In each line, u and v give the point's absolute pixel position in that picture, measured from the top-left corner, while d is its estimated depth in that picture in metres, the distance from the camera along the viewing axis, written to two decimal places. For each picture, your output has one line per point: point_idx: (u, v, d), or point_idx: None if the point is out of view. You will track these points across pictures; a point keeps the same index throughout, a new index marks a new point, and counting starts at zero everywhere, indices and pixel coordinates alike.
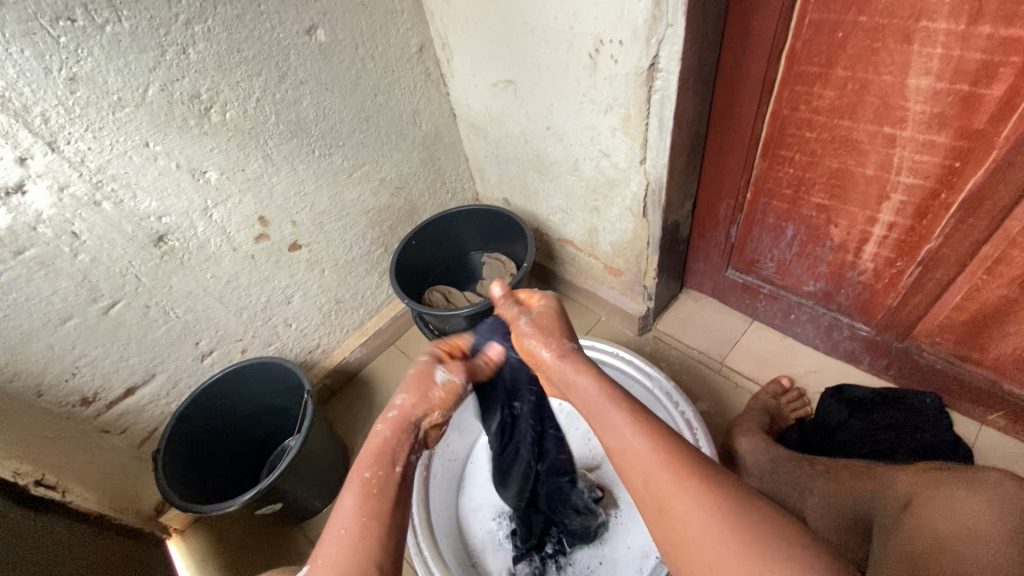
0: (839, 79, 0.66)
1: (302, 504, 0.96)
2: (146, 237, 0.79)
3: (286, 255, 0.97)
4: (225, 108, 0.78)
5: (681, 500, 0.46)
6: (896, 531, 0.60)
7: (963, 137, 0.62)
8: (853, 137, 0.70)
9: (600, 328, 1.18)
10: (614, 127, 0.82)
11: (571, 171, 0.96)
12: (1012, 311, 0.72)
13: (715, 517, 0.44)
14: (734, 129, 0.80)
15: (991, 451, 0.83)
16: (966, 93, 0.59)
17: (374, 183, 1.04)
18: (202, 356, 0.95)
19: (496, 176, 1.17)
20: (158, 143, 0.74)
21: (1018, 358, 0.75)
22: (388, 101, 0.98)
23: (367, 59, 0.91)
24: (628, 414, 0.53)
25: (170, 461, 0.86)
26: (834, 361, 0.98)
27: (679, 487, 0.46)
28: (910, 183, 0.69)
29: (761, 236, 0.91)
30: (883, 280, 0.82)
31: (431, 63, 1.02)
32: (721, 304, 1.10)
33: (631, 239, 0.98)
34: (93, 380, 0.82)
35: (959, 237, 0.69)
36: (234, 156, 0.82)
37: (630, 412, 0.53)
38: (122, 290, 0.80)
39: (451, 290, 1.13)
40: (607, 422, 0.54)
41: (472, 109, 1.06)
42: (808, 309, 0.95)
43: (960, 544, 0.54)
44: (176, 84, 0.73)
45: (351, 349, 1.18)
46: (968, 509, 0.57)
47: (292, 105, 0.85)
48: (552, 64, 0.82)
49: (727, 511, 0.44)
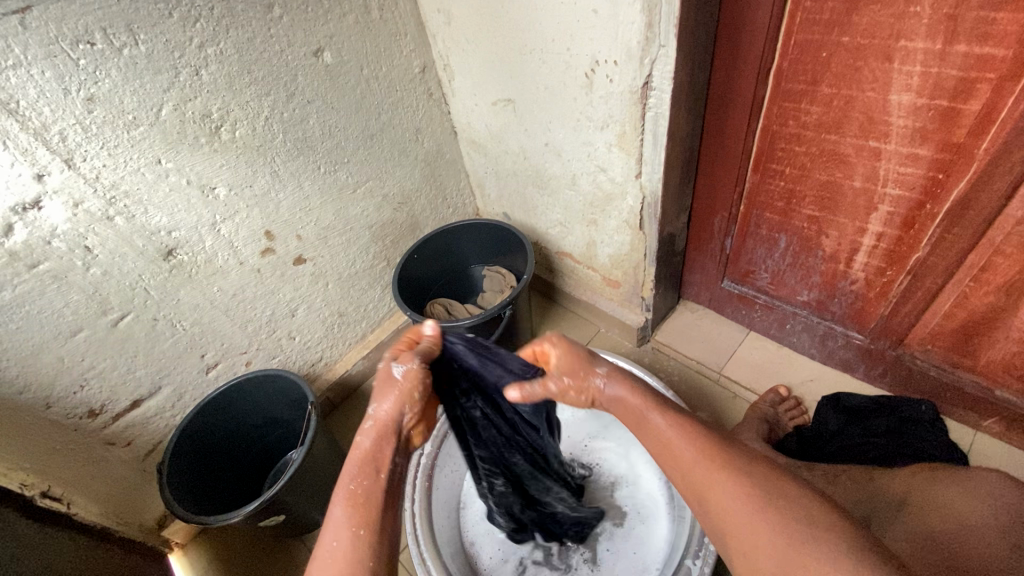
0: (825, 95, 0.69)
1: (304, 516, 0.97)
2: (156, 251, 0.81)
3: (290, 269, 0.99)
4: (235, 127, 0.81)
5: (733, 491, 0.48)
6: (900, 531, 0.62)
7: (945, 150, 0.64)
8: (840, 151, 0.72)
9: (599, 340, 1.19)
10: (610, 143, 0.85)
11: (569, 186, 0.99)
12: (1001, 318, 0.73)
13: (757, 507, 0.47)
14: (726, 144, 0.83)
15: (985, 458, 0.84)
16: (946, 108, 0.61)
17: (377, 199, 1.07)
18: (208, 369, 0.96)
19: (496, 192, 1.19)
20: (170, 160, 0.77)
21: (1010, 364, 0.77)
22: (391, 119, 1.01)
23: (372, 80, 0.95)
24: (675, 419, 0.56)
25: (174, 474, 0.87)
26: (830, 370, 1.00)
27: (716, 478, 0.49)
28: (896, 195, 0.72)
29: (755, 247, 0.94)
30: (874, 289, 0.84)
31: (433, 83, 1.06)
32: (718, 315, 1.12)
33: (628, 251, 1.00)
34: (100, 392, 0.83)
35: (945, 245, 0.71)
36: (243, 172, 0.85)
37: (665, 413, 0.56)
38: (131, 303, 0.81)
39: (453, 303, 1.14)
40: (647, 423, 0.57)
41: (473, 127, 1.09)
42: (803, 319, 0.97)
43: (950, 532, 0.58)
44: (188, 104, 0.75)
45: (353, 362, 1.18)
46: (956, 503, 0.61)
47: (300, 124, 0.88)
48: (550, 83, 0.85)
49: (766, 503, 0.47)
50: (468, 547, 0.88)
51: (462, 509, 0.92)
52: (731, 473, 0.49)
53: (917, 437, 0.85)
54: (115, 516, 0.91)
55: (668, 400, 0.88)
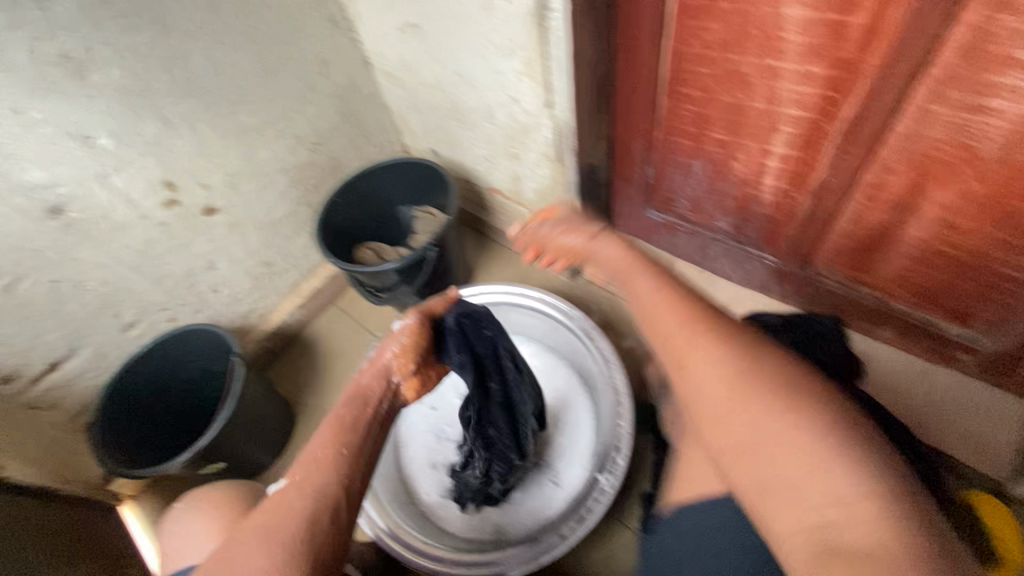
0: (723, 12, 0.66)
1: (247, 459, 1.00)
2: (41, 210, 0.77)
3: (201, 220, 0.95)
4: (106, 68, 0.74)
5: (762, 421, 0.46)
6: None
7: (836, 67, 0.63)
8: (742, 71, 0.71)
9: (534, 275, 1.20)
10: (518, 71, 0.81)
11: (487, 118, 0.95)
12: (892, 234, 0.76)
13: (770, 428, 0.45)
14: (636, 67, 0.80)
15: (880, 364, 0.91)
16: (835, 22, 0.60)
17: (288, 140, 1.01)
18: (128, 327, 0.94)
19: (419, 127, 1.14)
20: (35, 110, 0.71)
21: (901, 277, 0.81)
22: (292, 52, 0.94)
23: (261, 8, 0.87)
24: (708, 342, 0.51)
25: (106, 434, 0.88)
26: (748, 291, 1.04)
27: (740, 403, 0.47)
28: (795, 115, 0.71)
29: (673, 174, 0.93)
30: (782, 211, 0.85)
31: (335, 9, 0.97)
32: (648, 244, 1.14)
33: (550, 184, 0.99)
34: (9, 358, 0.82)
35: (841, 164, 0.72)
36: (126, 119, 0.79)
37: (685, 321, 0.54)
38: (25, 266, 0.78)
39: (382, 247, 1.12)
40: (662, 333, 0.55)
41: (385, 57, 1.02)
42: (722, 244, 0.99)
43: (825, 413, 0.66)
44: (43, 44, 0.68)
45: (289, 310, 1.17)
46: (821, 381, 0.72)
47: (183, 61, 0.81)
48: (450, 6, 0.79)
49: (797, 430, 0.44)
50: (409, 480, 0.91)
51: (401, 450, 0.94)
52: (749, 392, 0.47)
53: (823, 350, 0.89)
54: (55, 476, 0.92)
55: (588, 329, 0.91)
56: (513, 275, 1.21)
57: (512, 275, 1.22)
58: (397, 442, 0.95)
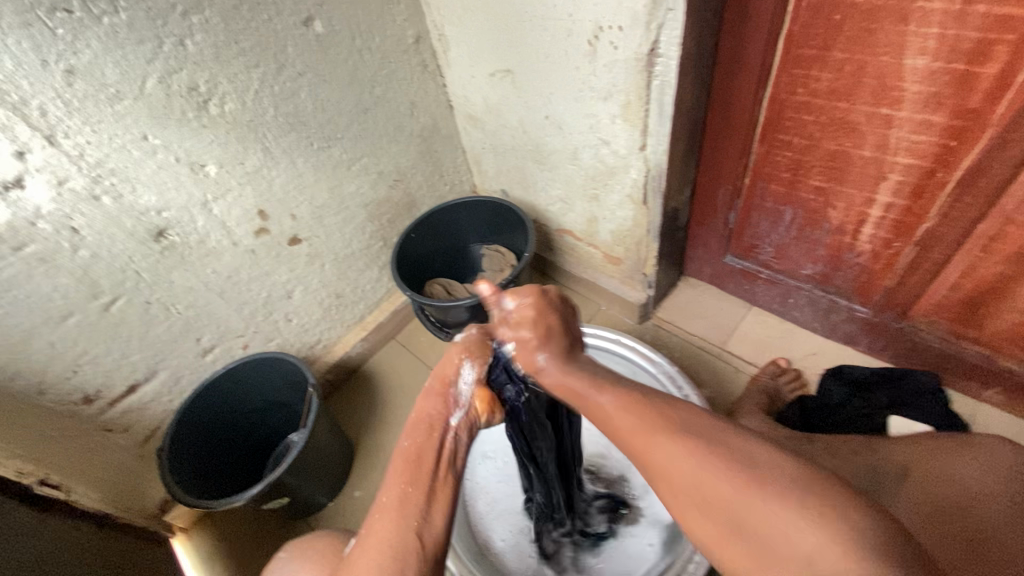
0: (837, 61, 0.67)
1: (307, 498, 0.95)
2: (146, 232, 0.78)
3: (286, 249, 0.96)
4: (224, 101, 0.78)
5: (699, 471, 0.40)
6: (973, 473, 0.62)
7: (958, 116, 0.63)
8: (851, 119, 0.71)
9: (600, 318, 1.18)
10: (614, 115, 0.82)
11: (570, 160, 0.96)
12: (1009, 288, 0.73)
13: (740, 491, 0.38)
14: (732, 116, 0.81)
15: (988, 428, 0.85)
16: (962, 71, 0.59)
17: (372, 176, 1.04)
18: (204, 352, 0.94)
19: (494, 168, 1.17)
20: (157, 137, 0.74)
21: (1015, 334, 0.77)
22: (385, 92, 0.98)
23: (364, 50, 0.91)
24: (625, 404, 0.46)
25: (173, 461, 0.86)
26: (833, 344, 1.00)
27: (685, 458, 0.41)
28: (906, 163, 0.70)
29: (760, 221, 0.92)
30: (880, 261, 0.83)
31: (428, 55, 1.02)
32: (720, 291, 1.11)
33: (631, 226, 0.98)
34: (95, 378, 0.81)
35: (955, 215, 0.71)
36: (233, 149, 0.82)
37: (631, 408, 0.46)
38: (123, 286, 0.79)
39: (452, 282, 1.13)
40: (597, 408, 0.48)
41: (470, 100, 1.06)
42: (806, 293, 0.96)
43: (968, 504, 0.60)
44: (174, 76, 0.72)
45: (352, 343, 1.17)
46: (962, 471, 0.63)
47: (291, 97, 0.85)
48: (551, 52, 0.82)
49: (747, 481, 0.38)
50: (478, 525, 0.87)
51: (484, 500, 0.90)
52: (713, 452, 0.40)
53: (920, 410, 0.85)
54: (116, 501, 0.88)
55: (672, 375, 0.88)
56: (580, 317, 1.19)
57: (576, 316, 1.19)
58: (499, 482, 0.92)
